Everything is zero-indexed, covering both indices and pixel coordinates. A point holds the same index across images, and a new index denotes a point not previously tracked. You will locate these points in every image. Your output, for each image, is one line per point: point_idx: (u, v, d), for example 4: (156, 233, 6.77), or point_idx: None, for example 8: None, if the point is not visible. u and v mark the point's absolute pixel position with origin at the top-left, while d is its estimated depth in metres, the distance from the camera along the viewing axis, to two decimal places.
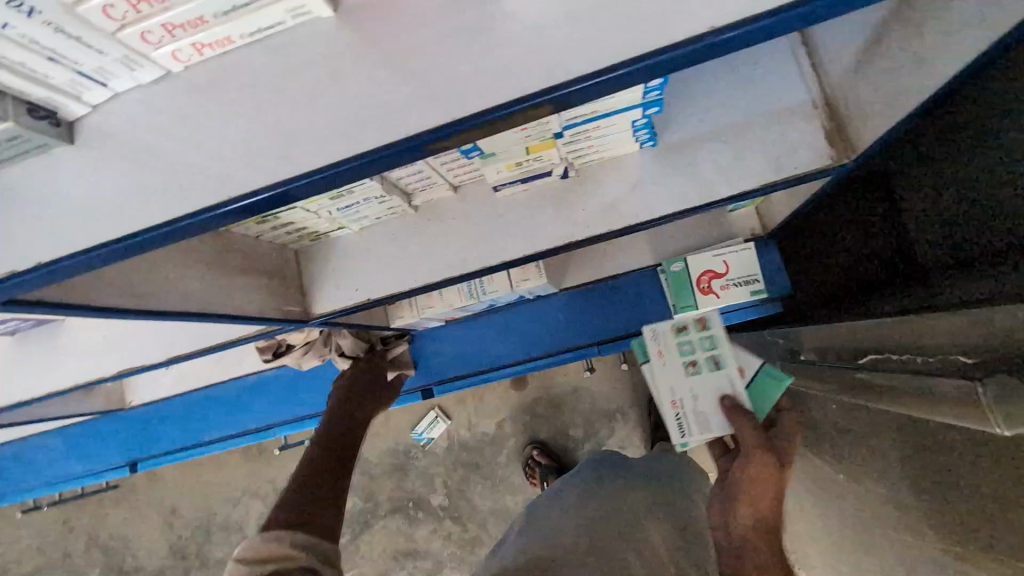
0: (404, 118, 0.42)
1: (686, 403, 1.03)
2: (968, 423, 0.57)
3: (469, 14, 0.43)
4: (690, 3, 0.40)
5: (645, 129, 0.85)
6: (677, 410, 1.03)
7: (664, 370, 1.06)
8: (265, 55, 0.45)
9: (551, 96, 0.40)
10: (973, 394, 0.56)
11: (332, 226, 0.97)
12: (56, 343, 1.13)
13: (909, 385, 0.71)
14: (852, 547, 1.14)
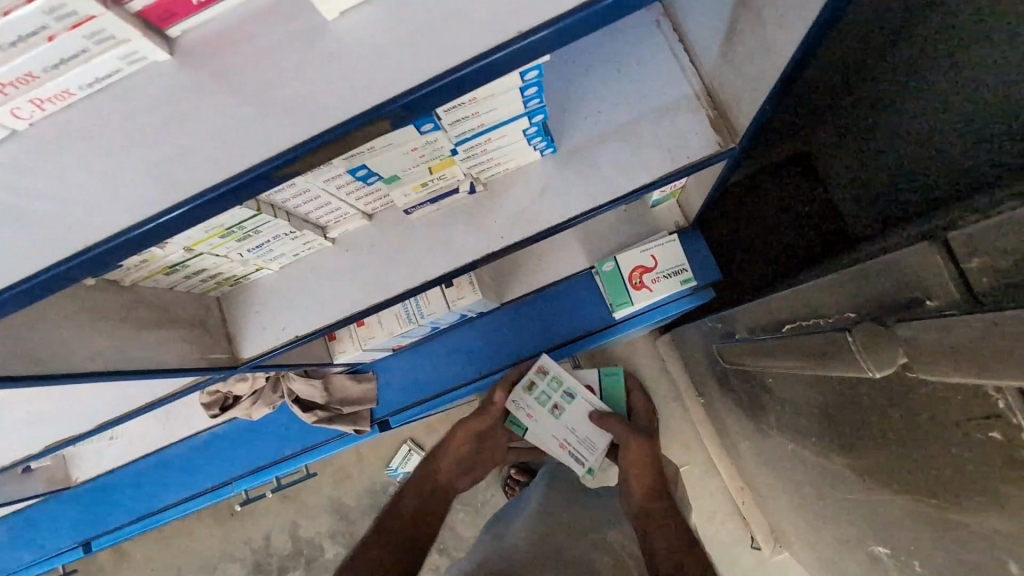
0: (251, 148, 0.43)
1: (567, 439, 1.51)
2: (856, 375, 0.61)
3: (300, 41, 0.44)
4: (496, 12, 0.42)
5: (539, 137, 0.88)
6: (567, 448, 1.50)
7: (541, 427, 1.52)
8: (111, 102, 0.46)
9: (381, 111, 0.41)
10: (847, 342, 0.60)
11: (250, 268, 0.97)
12: None
13: (811, 348, 0.76)
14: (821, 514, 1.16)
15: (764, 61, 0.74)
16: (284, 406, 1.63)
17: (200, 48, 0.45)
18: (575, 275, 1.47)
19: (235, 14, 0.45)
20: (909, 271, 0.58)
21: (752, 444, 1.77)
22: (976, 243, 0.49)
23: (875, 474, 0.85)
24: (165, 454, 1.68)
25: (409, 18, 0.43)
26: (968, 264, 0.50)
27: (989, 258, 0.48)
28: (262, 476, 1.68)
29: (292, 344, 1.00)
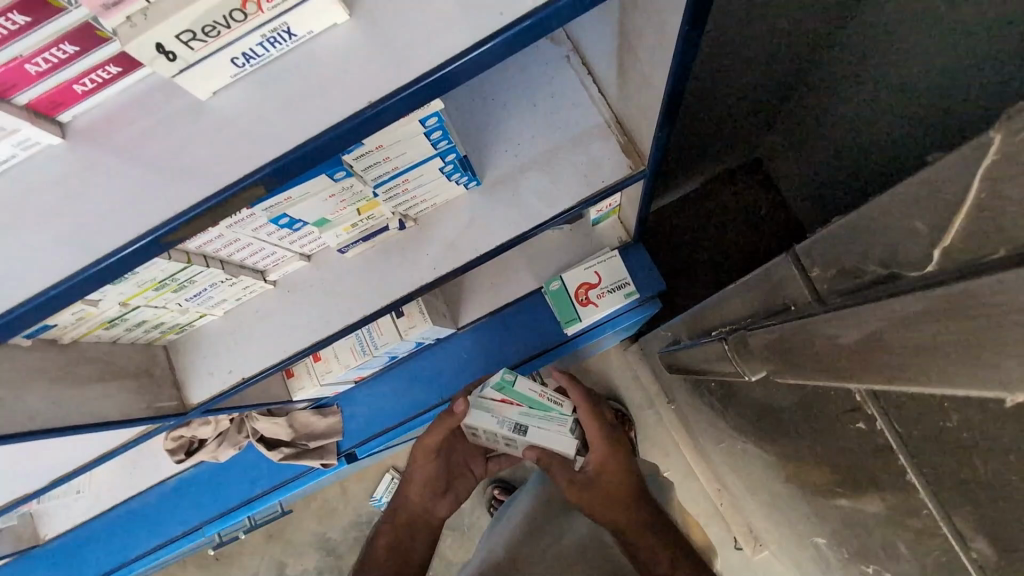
0: (141, 217, 0.48)
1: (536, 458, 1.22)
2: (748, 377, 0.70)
3: (182, 118, 0.49)
4: (351, 84, 0.47)
5: (458, 173, 0.93)
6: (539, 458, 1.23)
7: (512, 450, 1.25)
8: (13, 185, 0.51)
9: (255, 178, 0.46)
10: (727, 346, 0.72)
11: (192, 316, 1.00)
12: None
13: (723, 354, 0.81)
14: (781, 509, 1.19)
15: (649, 93, 0.79)
16: (251, 446, 1.65)
17: (92, 132, 0.50)
18: (527, 296, 1.51)
19: (122, 96, 0.50)
20: (778, 279, 0.64)
21: (719, 446, 1.80)
22: (814, 257, 0.54)
23: (800, 467, 0.89)
24: (134, 504, 1.67)
25: (274, 93, 0.48)
26: (811, 273, 0.55)
27: (821, 268, 0.53)
28: (231, 518, 1.68)
29: (240, 386, 1.03)
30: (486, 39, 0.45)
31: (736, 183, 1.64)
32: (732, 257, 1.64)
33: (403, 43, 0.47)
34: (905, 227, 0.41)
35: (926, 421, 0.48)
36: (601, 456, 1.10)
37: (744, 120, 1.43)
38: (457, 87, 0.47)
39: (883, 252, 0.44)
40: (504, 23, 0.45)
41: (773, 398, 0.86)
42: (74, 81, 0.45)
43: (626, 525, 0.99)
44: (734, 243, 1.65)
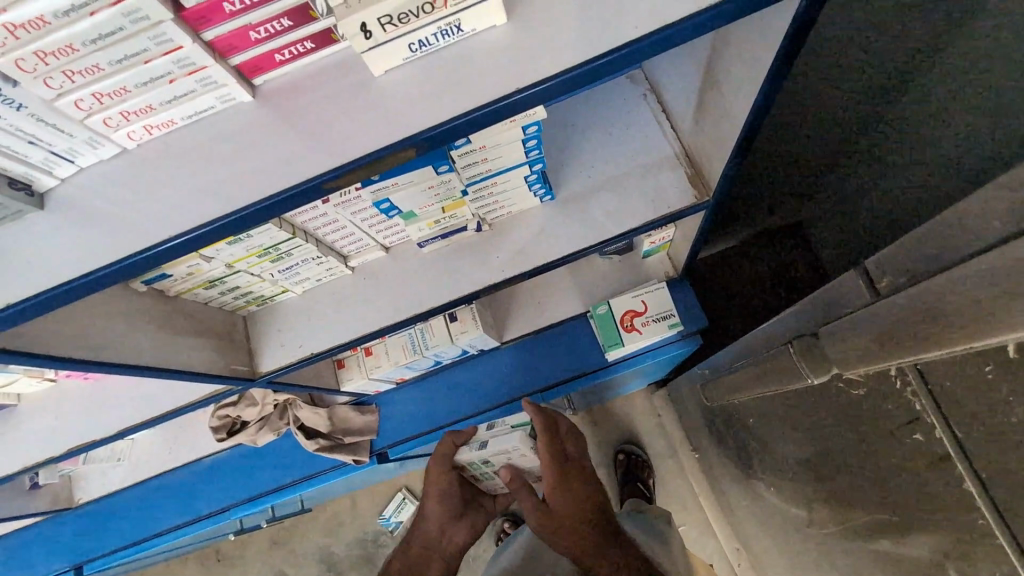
0: (310, 166, 0.56)
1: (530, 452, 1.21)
2: (807, 383, 0.73)
3: (351, 89, 0.58)
4: (499, 76, 0.55)
5: (538, 185, 1.02)
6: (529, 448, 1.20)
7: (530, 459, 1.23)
8: (201, 132, 0.60)
9: (409, 141, 0.54)
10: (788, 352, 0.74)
11: (277, 290, 1.09)
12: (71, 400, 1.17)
13: (777, 372, 0.85)
14: (816, 557, 1.18)
15: (728, 126, 0.87)
16: (287, 435, 1.70)
17: (276, 95, 0.60)
18: (571, 318, 1.57)
19: (304, 69, 0.60)
20: (841, 292, 0.69)
21: (743, 497, 1.79)
22: (885, 267, 0.60)
23: (843, 500, 0.90)
24: (167, 479, 1.72)
25: (433, 76, 0.57)
26: (880, 283, 0.61)
27: (892, 276, 0.58)
28: (258, 505, 1.71)
29: (307, 360, 1.10)
30: (623, 45, 0.53)
31: (783, 241, 1.68)
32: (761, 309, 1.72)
33: (550, 45, 0.55)
34: (978, 232, 0.46)
35: (990, 422, 0.52)
36: (551, 484, 1.15)
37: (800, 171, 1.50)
38: (523, 111, 0.55)
39: (954, 254, 0.49)
40: (587, 58, 0.54)
41: (823, 427, 0.89)
42: (276, 50, 0.55)
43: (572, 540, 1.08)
44: (768, 299, 1.71)
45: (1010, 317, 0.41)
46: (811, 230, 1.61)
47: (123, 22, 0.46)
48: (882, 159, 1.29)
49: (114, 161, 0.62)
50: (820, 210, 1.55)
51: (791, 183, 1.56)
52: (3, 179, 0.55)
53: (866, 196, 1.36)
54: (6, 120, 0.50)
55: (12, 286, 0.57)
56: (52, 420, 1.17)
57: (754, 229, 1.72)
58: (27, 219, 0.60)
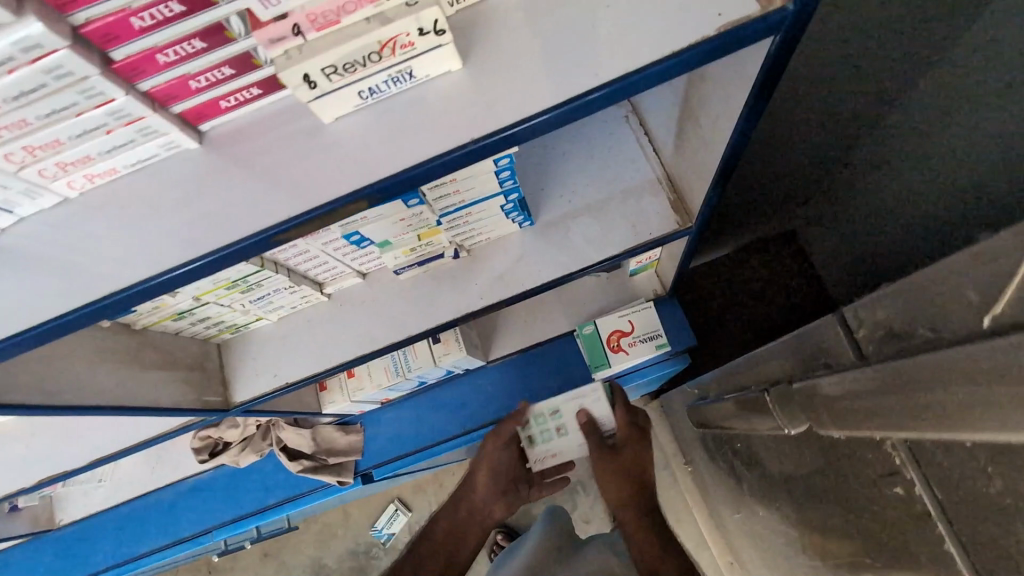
0: (256, 220, 0.53)
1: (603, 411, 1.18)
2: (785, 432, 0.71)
3: (302, 137, 0.56)
4: (453, 126, 0.52)
5: (516, 212, 1.00)
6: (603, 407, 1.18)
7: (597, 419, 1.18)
8: (147, 180, 0.57)
9: (360, 194, 0.51)
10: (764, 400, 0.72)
11: (250, 318, 1.06)
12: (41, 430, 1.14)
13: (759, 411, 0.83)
14: None
15: (707, 155, 0.85)
16: (271, 455, 1.67)
17: (224, 141, 0.57)
18: (559, 336, 1.55)
19: (255, 114, 0.57)
20: (821, 336, 0.67)
21: (736, 514, 1.76)
22: (861, 318, 0.57)
23: (830, 539, 0.87)
24: (150, 500, 1.69)
25: (387, 124, 0.54)
26: (857, 334, 0.58)
27: (869, 329, 0.56)
28: (242, 525, 1.69)
29: (283, 389, 1.07)
30: (584, 94, 0.50)
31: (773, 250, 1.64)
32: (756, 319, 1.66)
33: (508, 91, 0.52)
34: (951, 296, 0.44)
35: (973, 491, 0.49)
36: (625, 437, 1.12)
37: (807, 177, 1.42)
38: (485, 159, 0.52)
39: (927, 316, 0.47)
40: (557, 101, 0.51)
41: (809, 465, 0.87)
42: (221, 98, 0.53)
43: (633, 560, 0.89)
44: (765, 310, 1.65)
45: (984, 393, 0.38)
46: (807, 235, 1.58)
47: (45, 79, 0.43)
48: (888, 166, 1.28)
49: (56, 209, 0.59)
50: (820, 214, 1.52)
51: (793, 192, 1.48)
52: None
53: (870, 207, 1.37)
54: None
55: None
56: (23, 450, 1.14)
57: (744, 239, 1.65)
58: None
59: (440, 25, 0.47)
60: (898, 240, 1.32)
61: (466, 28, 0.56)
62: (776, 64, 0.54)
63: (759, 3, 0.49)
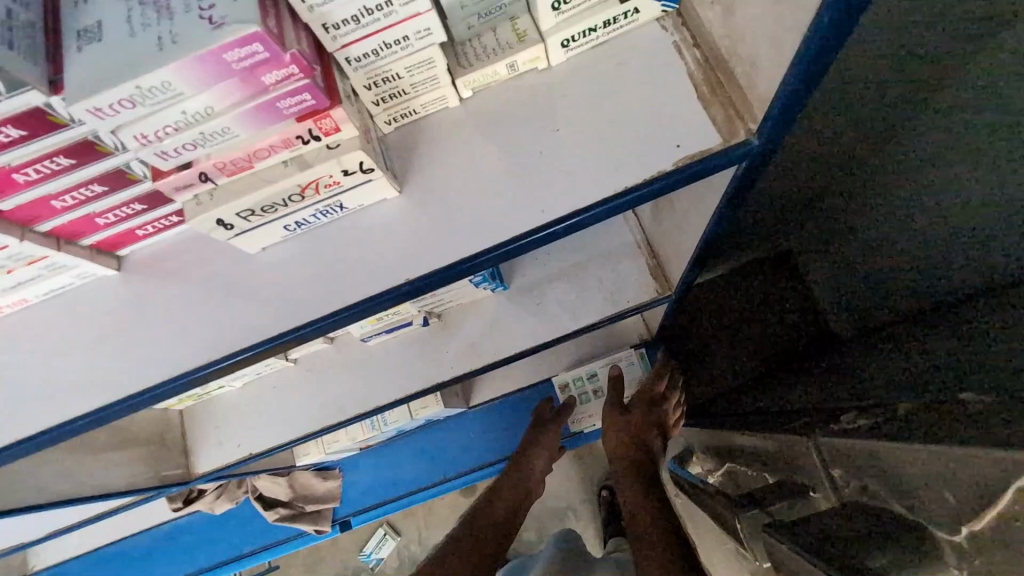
0: (173, 361, 0.49)
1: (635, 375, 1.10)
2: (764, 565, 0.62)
3: (229, 260, 0.51)
4: (391, 261, 0.48)
5: (486, 282, 0.96)
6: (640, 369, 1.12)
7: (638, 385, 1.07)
8: (62, 307, 0.53)
9: (285, 338, 0.47)
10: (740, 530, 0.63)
11: (211, 387, 1.02)
12: None
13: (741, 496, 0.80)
14: None
15: (682, 236, 0.79)
16: (247, 500, 1.62)
17: (146, 265, 0.53)
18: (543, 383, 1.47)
19: (180, 235, 0.53)
20: (797, 457, 0.62)
21: None
22: (840, 460, 0.53)
23: None
24: (126, 544, 1.66)
25: (321, 252, 0.50)
26: (834, 472, 0.54)
27: (845, 472, 0.52)
28: (218, 573, 1.65)
29: (246, 460, 1.04)
30: (537, 229, 0.45)
31: (781, 278, 1.03)
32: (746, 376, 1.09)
33: (451, 222, 0.48)
34: (930, 486, 0.40)
35: None
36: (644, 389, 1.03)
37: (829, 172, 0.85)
38: (427, 296, 0.47)
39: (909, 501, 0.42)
40: (536, 223, 0.46)
41: None
42: (137, 228, 0.48)
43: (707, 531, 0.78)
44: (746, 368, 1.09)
45: None
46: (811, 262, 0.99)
47: None
48: None
49: None
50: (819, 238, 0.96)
51: (789, 207, 0.93)
52: None
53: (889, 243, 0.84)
54: None
55: None
56: None
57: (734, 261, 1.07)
58: None
59: (366, 165, 0.43)
60: (913, 290, 0.82)
61: (405, 145, 0.51)
62: (746, 183, 0.50)
63: (723, 135, 0.43)
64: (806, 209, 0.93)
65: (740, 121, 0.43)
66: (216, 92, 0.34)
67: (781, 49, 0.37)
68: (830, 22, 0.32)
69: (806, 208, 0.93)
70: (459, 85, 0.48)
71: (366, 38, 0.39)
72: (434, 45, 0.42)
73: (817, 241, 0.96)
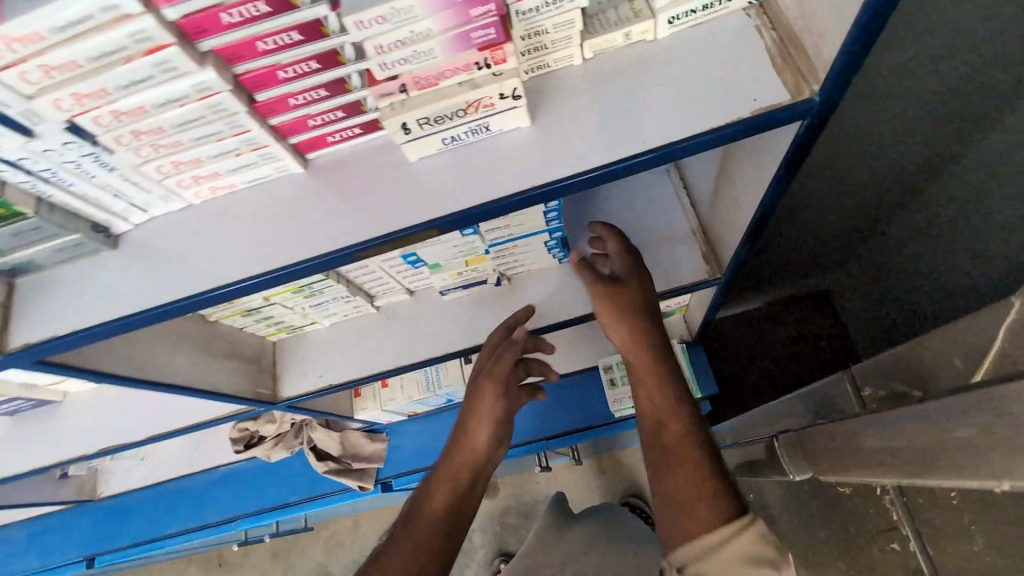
0: (341, 238, 0.63)
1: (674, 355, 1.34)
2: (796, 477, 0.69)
3: (388, 168, 0.66)
4: (516, 176, 0.61)
5: (557, 249, 1.08)
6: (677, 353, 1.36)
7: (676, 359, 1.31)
8: (254, 196, 0.69)
9: (432, 224, 0.60)
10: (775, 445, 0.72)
11: (306, 321, 1.17)
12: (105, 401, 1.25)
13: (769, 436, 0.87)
14: None
15: (738, 214, 0.91)
16: (300, 452, 1.75)
17: (323, 169, 0.68)
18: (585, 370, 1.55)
19: (352, 149, 0.68)
20: (831, 392, 0.70)
21: None
22: (867, 377, 0.61)
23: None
24: (183, 483, 1.79)
25: (462, 166, 0.64)
26: (862, 391, 0.63)
27: (873, 387, 0.61)
28: (262, 519, 1.76)
29: (326, 390, 1.16)
30: (637, 154, 0.58)
31: (803, 309, 1.49)
32: (786, 376, 1.50)
33: (566, 149, 0.61)
34: (942, 361, 0.48)
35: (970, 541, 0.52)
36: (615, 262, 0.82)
37: (862, 216, 1.18)
38: (544, 203, 0.60)
39: (915, 385, 0.52)
40: (636, 152, 0.59)
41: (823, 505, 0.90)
42: (329, 134, 0.64)
43: (649, 411, 0.74)
44: (791, 368, 1.50)
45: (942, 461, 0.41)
46: (841, 299, 1.41)
47: (206, 113, 0.55)
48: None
49: (172, 212, 0.70)
50: (855, 277, 1.34)
51: (828, 251, 1.31)
52: (88, 223, 0.65)
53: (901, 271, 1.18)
54: (102, 178, 0.60)
55: (78, 315, 0.65)
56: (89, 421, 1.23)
57: (782, 291, 1.49)
58: (99, 256, 0.69)
59: (517, 93, 0.57)
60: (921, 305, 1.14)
61: (536, 91, 0.65)
62: (805, 143, 0.62)
63: (791, 93, 0.56)
64: (843, 253, 1.31)
65: (806, 84, 0.56)
66: (438, 18, 0.49)
67: (844, 20, 0.50)
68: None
69: (843, 252, 1.31)
70: (586, 45, 0.63)
71: None
72: (578, 9, 0.57)
73: (852, 274, 1.35)
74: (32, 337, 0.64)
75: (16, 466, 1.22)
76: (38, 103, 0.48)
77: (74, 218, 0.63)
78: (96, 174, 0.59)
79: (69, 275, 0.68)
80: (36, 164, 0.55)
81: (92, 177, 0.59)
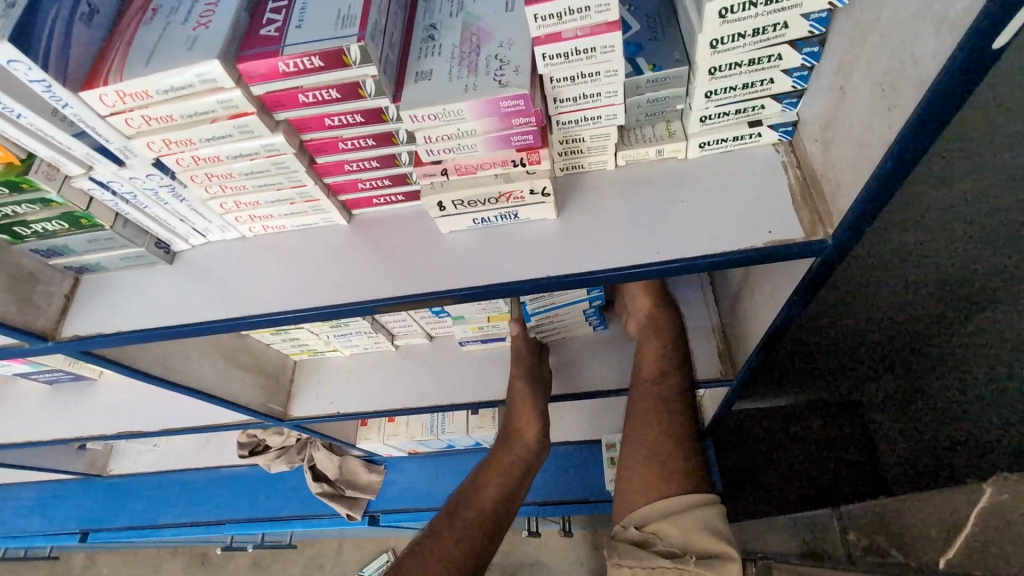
0: (368, 292, 0.68)
1: None
2: None
3: (420, 235, 0.72)
4: (533, 262, 0.66)
5: (595, 316, 1.11)
6: None
7: None
8: (297, 239, 0.76)
9: (452, 293, 0.65)
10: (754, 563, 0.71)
11: (328, 347, 1.23)
12: (134, 388, 1.33)
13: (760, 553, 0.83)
14: None
15: (755, 324, 0.92)
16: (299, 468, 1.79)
17: (364, 225, 0.75)
18: (590, 442, 1.54)
19: (391, 211, 0.75)
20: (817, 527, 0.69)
21: None
22: (853, 521, 0.61)
23: None
24: (186, 476, 1.84)
25: (487, 242, 0.69)
26: (847, 533, 0.61)
27: (857, 531, 0.59)
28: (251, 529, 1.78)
29: (332, 417, 1.21)
30: (653, 262, 0.61)
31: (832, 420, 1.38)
32: (796, 489, 1.41)
33: (585, 245, 0.65)
34: (916, 527, 0.48)
35: None
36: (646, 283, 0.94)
37: None
38: (560, 291, 0.64)
39: (890, 541, 0.51)
40: (646, 260, 0.62)
41: None
42: (374, 196, 0.71)
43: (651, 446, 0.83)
44: (807, 480, 1.40)
45: None
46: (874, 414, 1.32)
47: (271, 167, 0.62)
48: None
49: (225, 240, 0.78)
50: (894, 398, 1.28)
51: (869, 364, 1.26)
52: (152, 238, 0.73)
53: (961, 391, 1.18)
54: (173, 206, 0.68)
55: (122, 318, 0.72)
56: (116, 404, 1.31)
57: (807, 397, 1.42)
58: (154, 267, 0.76)
59: (546, 191, 0.62)
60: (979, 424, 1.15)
61: (568, 186, 0.70)
62: (818, 278, 0.64)
63: (805, 232, 0.59)
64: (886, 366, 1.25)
65: (821, 226, 0.58)
66: (484, 122, 0.55)
67: (856, 181, 0.53)
68: (888, 168, 0.47)
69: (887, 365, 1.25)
70: (619, 155, 0.68)
71: (577, 111, 0.59)
72: (615, 125, 0.62)
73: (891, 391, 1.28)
74: (80, 330, 0.71)
75: (42, 433, 1.30)
76: (134, 143, 0.57)
77: (142, 233, 0.71)
78: (169, 202, 0.67)
79: (125, 280, 0.76)
80: (121, 187, 0.63)
81: (165, 203, 0.67)
